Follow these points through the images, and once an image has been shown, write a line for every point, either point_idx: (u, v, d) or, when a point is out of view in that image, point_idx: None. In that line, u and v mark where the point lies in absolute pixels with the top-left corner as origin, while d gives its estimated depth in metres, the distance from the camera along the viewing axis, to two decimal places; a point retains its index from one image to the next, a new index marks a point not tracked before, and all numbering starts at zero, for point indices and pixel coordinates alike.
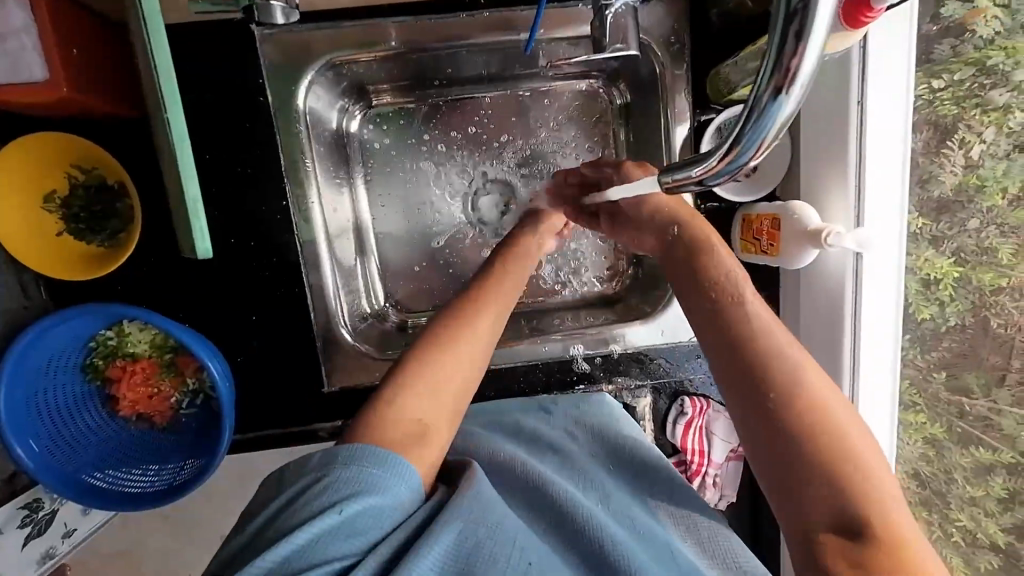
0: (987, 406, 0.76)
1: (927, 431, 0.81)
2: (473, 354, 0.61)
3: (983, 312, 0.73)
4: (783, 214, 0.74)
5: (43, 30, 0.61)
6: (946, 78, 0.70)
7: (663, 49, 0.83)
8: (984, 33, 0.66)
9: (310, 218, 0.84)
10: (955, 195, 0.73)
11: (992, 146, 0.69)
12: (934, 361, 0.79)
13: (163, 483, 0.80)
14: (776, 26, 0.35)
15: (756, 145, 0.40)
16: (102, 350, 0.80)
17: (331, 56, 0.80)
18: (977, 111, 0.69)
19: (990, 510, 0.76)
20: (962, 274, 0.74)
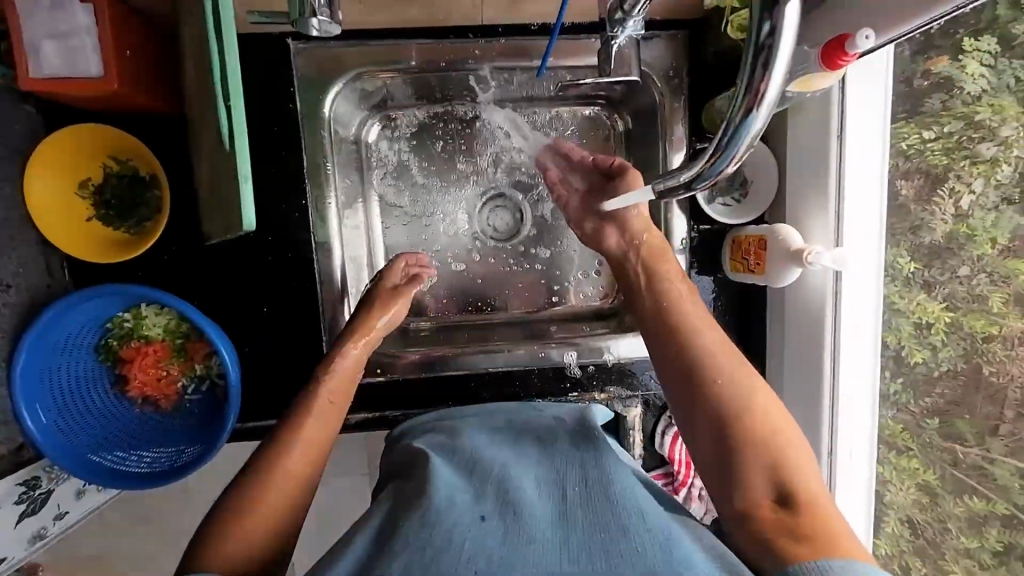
0: (981, 455, 0.76)
1: (921, 477, 0.82)
2: (329, 406, 0.73)
3: (976, 359, 0.74)
4: (769, 236, 0.80)
5: (104, 31, 0.68)
6: (936, 130, 0.73)
7: (663, 81, 0.90)
8: (972, 90, 0.70)
9: (326, 218, 0.89)
10: (946, 243, 0.75)
11: (981, 197, 0.71)
12: (926, 408, 0.81)
13: (161, 466, 0.82)
14: (746, 58, 0.42)
15: (734, 154, 0.46)
16: (117, 332, 0.84)
17: (359, 71, 0.87)
18: (966, 163, 0.72)
19: (985, 562, 0.76)
20: (953, 319, 0.76)
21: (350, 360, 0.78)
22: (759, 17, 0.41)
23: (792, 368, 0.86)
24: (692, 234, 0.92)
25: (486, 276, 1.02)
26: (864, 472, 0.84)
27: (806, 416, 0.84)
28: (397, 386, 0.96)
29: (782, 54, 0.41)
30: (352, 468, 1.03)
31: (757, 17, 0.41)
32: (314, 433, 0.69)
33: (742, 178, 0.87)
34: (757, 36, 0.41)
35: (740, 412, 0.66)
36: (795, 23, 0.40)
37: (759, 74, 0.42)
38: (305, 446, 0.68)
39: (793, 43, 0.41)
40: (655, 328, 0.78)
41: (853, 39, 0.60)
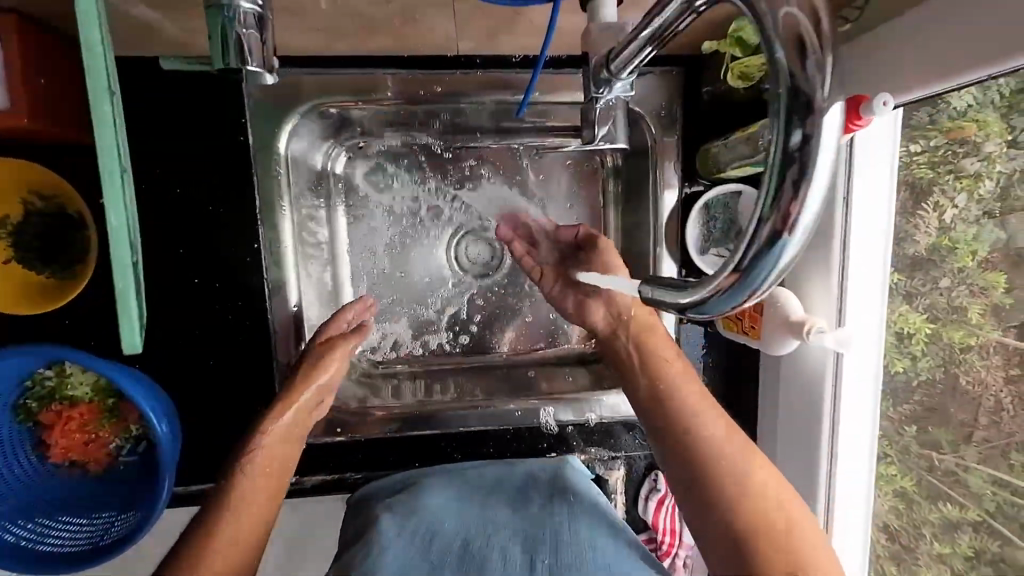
0: (955, 462, 0.71)
1: (897, 483, 0.77)
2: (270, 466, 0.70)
3: (953, 369, 0.70)
4: (768, 300, 0.72)
5: (11, 61, 0.59)
6: (922, 143, 0.68)
7: (655, 122, 0.83)
8: (958, 105, 0.62)
9: (281, 262, 0.80)
10: (929, 255, 0.70)
11: (964, 210, 0.66)
12: (905, 415, 0.75)
13: (84, 543, 0.72)
14: (774, 169, 0.34)
15: (759, 283, 0.37)
16: (38, 391, 0.74)
17: (319, 102, 0.78)
18: (950, 177, 0.66)
19: (957, 568, 0.72)
20: (934, 330, 0.70)
21: (280, 431, 0.72)
22: (789, 122, 0.33)
23: (785, 431, 0.81)
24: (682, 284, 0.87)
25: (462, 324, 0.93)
26: (858, 551, 0.78)
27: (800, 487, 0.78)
28: (359, 445, 0.88)
29: (821, 168, 0.33)
30: None
31: (785, 121, 0.33)
32: (222, 555, 0.62)
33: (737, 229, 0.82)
34: (790, 144, 0.33)
35: (752, 504, 0.63)
36: (837, 135, 0.33)
37: (788, 192, 0.34)
38: (226, 542, 0.63)
39: (831, 160, 0.34)
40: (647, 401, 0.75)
41: (870, 102, 0.54)
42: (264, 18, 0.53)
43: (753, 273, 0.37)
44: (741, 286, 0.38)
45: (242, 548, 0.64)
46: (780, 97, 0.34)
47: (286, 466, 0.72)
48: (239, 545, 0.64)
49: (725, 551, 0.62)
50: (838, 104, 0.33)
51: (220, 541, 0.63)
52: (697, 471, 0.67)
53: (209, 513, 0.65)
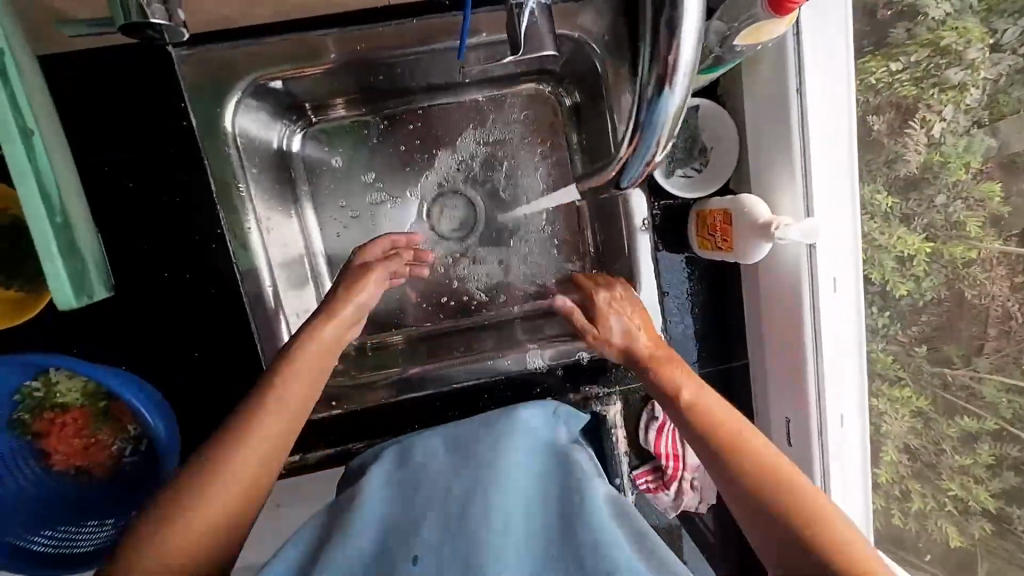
0: (969, 375, 0.73)
1: (913, 404, 0.78)
2: (272, 433, 0.60)
3: (958, 285, 0.72)
4: (734, 209, 0.73)
5: None
6: (903, 61, 0.70)
7: (601, 45, 0.80)
8: (937, 14, 0.67)
9: (248, 245, 0.79)
10: (921, 173, 0.72)
11: (952, 122, 0.69)
12: (915, 336, 0.77)
13: (103, 540, 0.75)
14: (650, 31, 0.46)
15: (657, 131, 0.51)
16: (28, 403, 0.75)
17: (259, 75, 0.76)
18: (935, 91, 0.69)
19: (979, 476, 0.74)
20: (935, 249, 0.72)
21: (291, 393, 0.64)
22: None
23: (770, 339, 0.81)
24: (654, 212, 0.87)
25: (448, 288, 0.96)
26: (857, 452, 0.78)
27: (793, 394, 0.78)
28: (357, 416, 0.89)
29: (691, 27, 0.45)
30: None
31: None
32: (238, 479, 0.56)
33: (701, 146, 0.80)
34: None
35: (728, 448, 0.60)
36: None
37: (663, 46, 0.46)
38: (254, 454, 0.57)
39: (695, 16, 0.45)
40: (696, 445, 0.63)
41: None
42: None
43: (650, 127, 0.50)
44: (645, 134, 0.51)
45: (203, 541, 0.53)
46: None
47: (320, 372, 0.69)
48: (195, 542, 0.52)
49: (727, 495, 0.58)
50: None
51: (241, 455, 0.57)
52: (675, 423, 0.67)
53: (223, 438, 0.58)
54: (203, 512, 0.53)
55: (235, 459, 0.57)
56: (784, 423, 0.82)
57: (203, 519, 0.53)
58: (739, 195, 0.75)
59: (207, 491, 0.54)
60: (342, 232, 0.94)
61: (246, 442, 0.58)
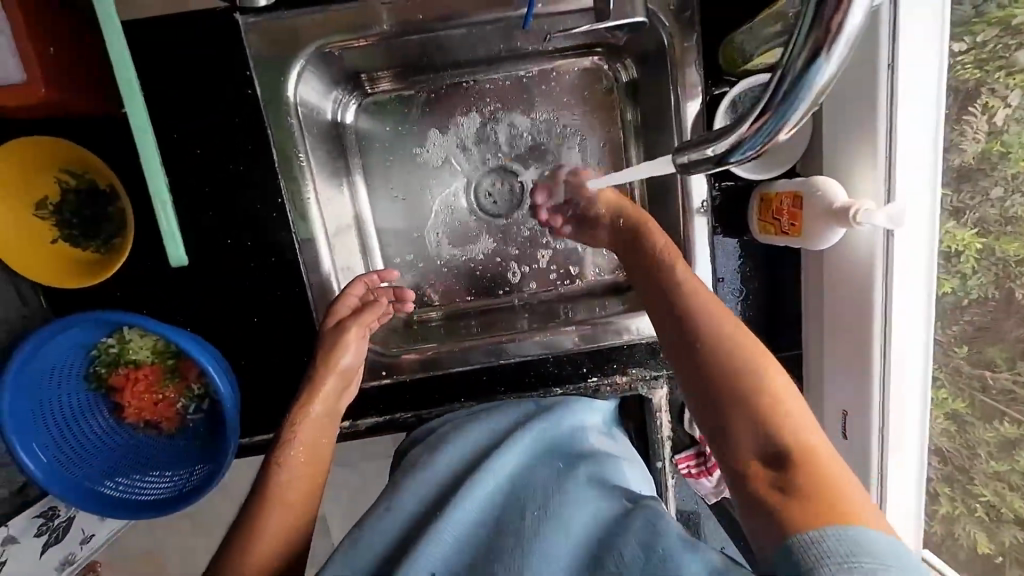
0: (1011, 379, 0.70)
1: (948, 406, 0.75)
2: (309, 462, 0.67)
3: (1007, 285, 0.69)
4: (806, 191, 0.70)
5: (17, 29, 0.58)
6: (969, 41, 0.66)
7: (671, 17, 0.76)
8: None
9: (306, 215, 0.81)
10: (976, 164, 0.67)
11: (1018, 110, 0.64)
12: (955, 336, 0.73)
13: (170, 491, 0.79)
14: None
15: (794, 111, 0.42)
16: (104, 358, 0.79)
17: (321, 43, 0.76)
18: (1000, 74, 0.64)
19: (1014, 484, 0.71)
20: (985, 245, 0.69)
21: (311, 422, 0.70)
22: None
23: (832, 329, 0.78)
24: (714, 192, 0.83)
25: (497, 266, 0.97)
26: (916, 457, 0.73)
27: (852, 386, 0.75)
28: (404, 386, 0.90)
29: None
30: (369, 462, 1.01)
31: None
32: (286, 509, 0.62)
33: None
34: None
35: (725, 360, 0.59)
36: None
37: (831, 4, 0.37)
38: (292, 475, 0.65)
39: None
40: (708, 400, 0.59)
41: None
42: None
43: (786, 106, 0.42)
44: (772, 120, 0.43)
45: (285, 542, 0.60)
46: None
47: (333, 408, 0.73)
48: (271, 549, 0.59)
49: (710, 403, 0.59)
50: None
51: (283, 482, 0.64)
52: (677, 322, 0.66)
53: (258, 481, 0.64)
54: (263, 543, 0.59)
55: (272, 491, 0.63)
56: (839, 417, 0.79)
57: (268, 545, 0.59)
58: (810, 178, 0.72)
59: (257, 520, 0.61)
60: (395, 205, 0.95)
61: (277, 475, 0.64)
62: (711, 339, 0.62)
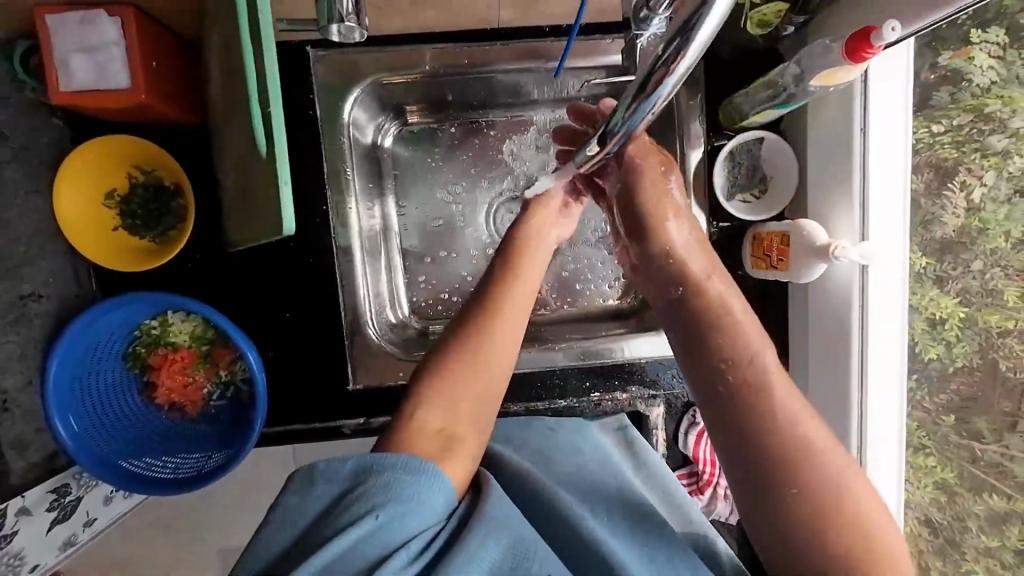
0: (999, 451, 0.77)
1: (938, 476, 0.81)
2: (511, 337, 0.65)
3: (991, 355, 0.75)
4: (793, 232, 0.80)
5: (132, 46, 0.68)
6: (945, 123, 0.75)
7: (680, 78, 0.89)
8: (982, 81, 0.70)
9: (347, 223, 0.90)
10: (957, 236, 0.76)
11: (993, 189, 0.72)
12: (944, 405, 0.80)
13: (189, 472, 0.82)
14: (657, 58, 0.42)
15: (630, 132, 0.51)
16: (145, 339, 0.85)
17: (377, 77, 0.88)
18: (976, 155, 0.73)
19: (1007, 562, 0.76)
20: (968, 315, 0.76)
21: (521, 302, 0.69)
22: (687, 20, 0.39)
23: (815, 356, 0.86)
24: (712, 231, 0.93)
25: None
26: (892, 484, 0.80)
27: (834, 407, 0.82)
28: None
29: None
30: None
31: (685, 21, 0.40)
32: (473, 385, 0.61)
33: (762, 173, 0.89)
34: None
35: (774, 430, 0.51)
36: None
37: (663, 75, 0.43)
38: (501, 360, 0.64)
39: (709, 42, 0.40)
40: (736, 449, 0.52)
41: (880, 30, 0.59)
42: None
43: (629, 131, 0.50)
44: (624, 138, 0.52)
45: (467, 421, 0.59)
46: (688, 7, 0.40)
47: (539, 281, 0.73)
48: (445, 424, 0.58)
49: (749, 478, 0.51)
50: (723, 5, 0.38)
51: (468, 361, 0.62)
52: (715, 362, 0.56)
53: (457, 350, 0.63)
54: (430, 412, 0.59)
55: (472, 366, 0.62)
56: None
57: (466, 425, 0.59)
58: (797, 219, 0.82)
59: (443, 386, 0.60)
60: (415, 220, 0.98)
61: (504, 350, 0.64)
62: (760, 392, 0.53)
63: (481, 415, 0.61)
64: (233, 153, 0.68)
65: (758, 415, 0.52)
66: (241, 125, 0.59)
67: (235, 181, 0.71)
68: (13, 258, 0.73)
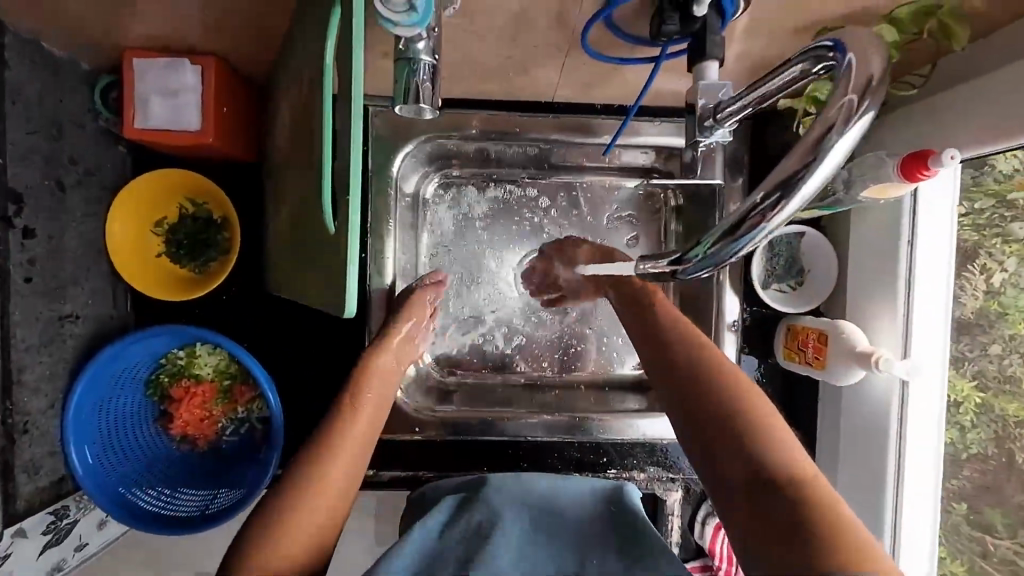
0: (1012, 548, 0.74)
1: (947, 568, 0.77)
2: (367, 428, 0.74)
3: (1007, 444, 0.73)
4: (831, 331, 0.79)
5: (207, 92, 0.72)
6: (967, 206, 0.72)
7: (726, 163, 0.90)
8: (1004, 168, 0.66)
9: (382, 270, 0.91)
10: (976, 318, 0.74)
11: (1014, 275, 0.71)
12: (955, 491, 0.76)
13: (194, 510, 0.80)
14: (769, 185, 0.41)
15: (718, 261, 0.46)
16: (170, 368, 0.85)
17: (430, 135, 0.91)
18: (999, 241, 0.71)
19: None
20: (984, 400, 0.74)
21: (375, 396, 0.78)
22: (813, 146, 0.39)
23: (846, 461, 0.83)
24: (745, 314, 0.92)
25: (538, 350, 1.01)
26: None
27: (863, 516, 0.79)
28: (436, 445, 0.94)
29: (839, 151, 0.38)
30: (362, 528, 0.98)
31: (813, 145, 0.39)
32: (298, 542, 0.60)
33: (799, 267, 0.88)
34: (814, 138, 0.39)
35: (714, 385, 0.67)
36: (866, 122, 0.38)
37: (775, 202, 0.41)
38: (313, 518, 0.62)
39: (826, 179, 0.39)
40: (687, 399, 0.68)
41: (938, 155, 0.60)
42: (435, 31, 0.55)
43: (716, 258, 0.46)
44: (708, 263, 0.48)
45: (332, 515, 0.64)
46: (812, 131, 0.39)
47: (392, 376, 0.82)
48: (318, 529, 0.62)
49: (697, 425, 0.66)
50: (852, 139, 0.37)
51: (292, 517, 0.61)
52: (671, 352, 0.74)
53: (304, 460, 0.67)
54: (298, 518, 0.61)
55: (289, 522, 0.61)
56: None
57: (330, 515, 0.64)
58: (835, 319, 0.81)
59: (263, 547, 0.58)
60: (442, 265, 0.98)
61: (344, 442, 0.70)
62: (704, 367, 0.70)
63: (298, 573, 0.59)
64: (291, 206, 0.71)
65: (699, 378, 0.69)
66: (308, 180, 0.61)
67: (284, 234, 0.75)
68: (61, 277, 0.74)
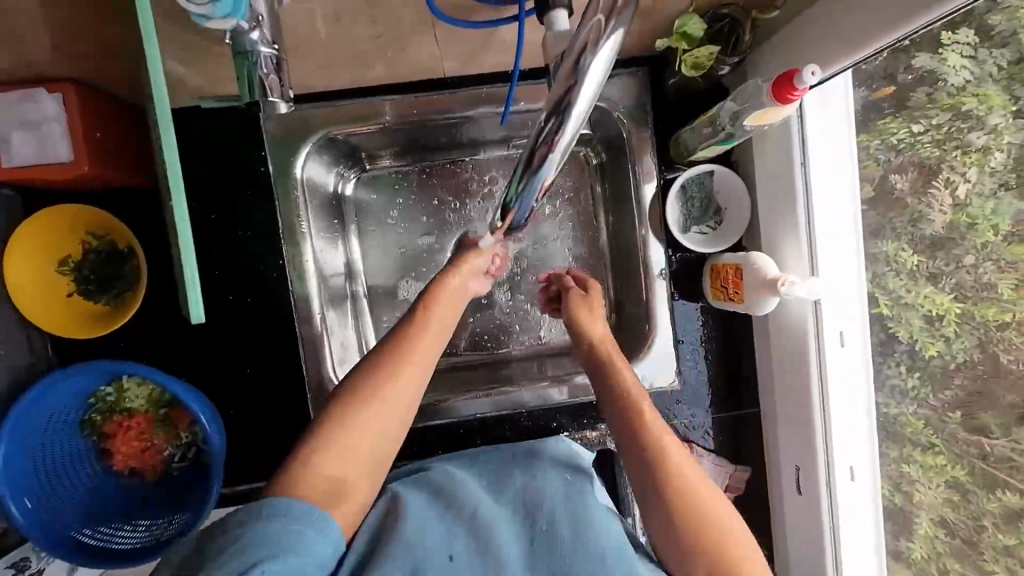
0: (1010, 446, 0.66)
1: (949, 473, 0.72)
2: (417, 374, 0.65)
3: (992, 348, 0.66)
4: (744, 264, 0.80)
5: (72, 119, 0.69)
6: (925, 123, 0.68)
7: (628, 116, 0.86)
8: (955, 81, 0.63)
9: (303, 274, 0.87)
10: (947, 233, 0.68)
11: (978, 185, 0.64)
12: (947, 402, 0.72)
13: (146, 539, 0.81)
14: (550, 111, 0.49)
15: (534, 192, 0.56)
16: (101, 407, 0.84)
17: (328, 130, 0.86)
18: (957, 153, 0.65)
19: None
20: (964, 310, 0.68)
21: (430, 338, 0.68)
22: (573, 71, 0.47)
23: (783, 387, 0.85)
24: (672, 260, 0.92)
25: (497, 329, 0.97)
26: (868, 501, 0.80)
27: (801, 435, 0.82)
28: None
29: (593, 73, 0.47)
30: None
31: (577, 60, 0.47)
32: (363, 441, 0.59)
33: (715, 206, 0.89)
34: (574, 63, 0.47)
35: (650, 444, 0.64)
36: (614, 44, 0.46)
37: (557, 127, 0.50)
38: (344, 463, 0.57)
39: (591, 99, 0.48)
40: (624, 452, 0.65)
41: (801, 74, 0.61)
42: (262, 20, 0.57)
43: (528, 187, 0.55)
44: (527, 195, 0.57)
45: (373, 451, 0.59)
46: (572, 53, 0.48)
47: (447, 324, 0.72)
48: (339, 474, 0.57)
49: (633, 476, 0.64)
50: (609, 58, 0.47)
51: (359, 430, 0.59)
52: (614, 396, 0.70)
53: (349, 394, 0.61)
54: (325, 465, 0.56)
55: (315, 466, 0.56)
56: (794, 472, 0.86)
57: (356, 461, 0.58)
58: (749, 252, 0.82)
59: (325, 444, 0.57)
60: (380, 256, 0.98)
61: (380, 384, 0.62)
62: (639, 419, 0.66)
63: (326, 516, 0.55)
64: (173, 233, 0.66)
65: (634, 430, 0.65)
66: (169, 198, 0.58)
67: None
68: None
